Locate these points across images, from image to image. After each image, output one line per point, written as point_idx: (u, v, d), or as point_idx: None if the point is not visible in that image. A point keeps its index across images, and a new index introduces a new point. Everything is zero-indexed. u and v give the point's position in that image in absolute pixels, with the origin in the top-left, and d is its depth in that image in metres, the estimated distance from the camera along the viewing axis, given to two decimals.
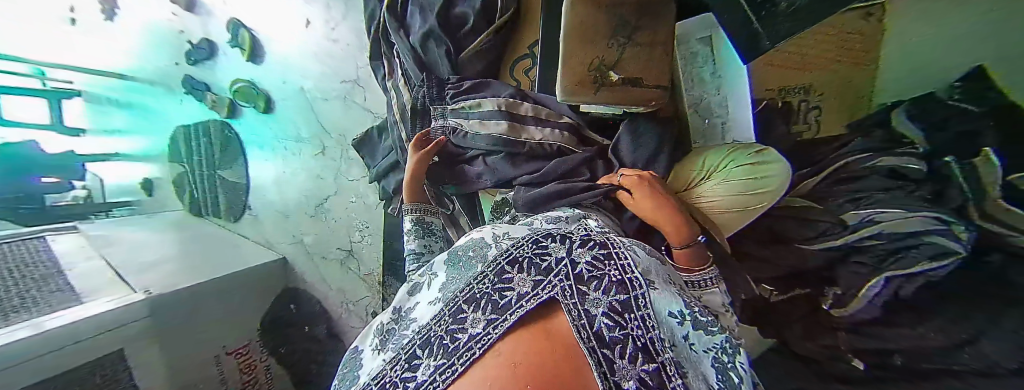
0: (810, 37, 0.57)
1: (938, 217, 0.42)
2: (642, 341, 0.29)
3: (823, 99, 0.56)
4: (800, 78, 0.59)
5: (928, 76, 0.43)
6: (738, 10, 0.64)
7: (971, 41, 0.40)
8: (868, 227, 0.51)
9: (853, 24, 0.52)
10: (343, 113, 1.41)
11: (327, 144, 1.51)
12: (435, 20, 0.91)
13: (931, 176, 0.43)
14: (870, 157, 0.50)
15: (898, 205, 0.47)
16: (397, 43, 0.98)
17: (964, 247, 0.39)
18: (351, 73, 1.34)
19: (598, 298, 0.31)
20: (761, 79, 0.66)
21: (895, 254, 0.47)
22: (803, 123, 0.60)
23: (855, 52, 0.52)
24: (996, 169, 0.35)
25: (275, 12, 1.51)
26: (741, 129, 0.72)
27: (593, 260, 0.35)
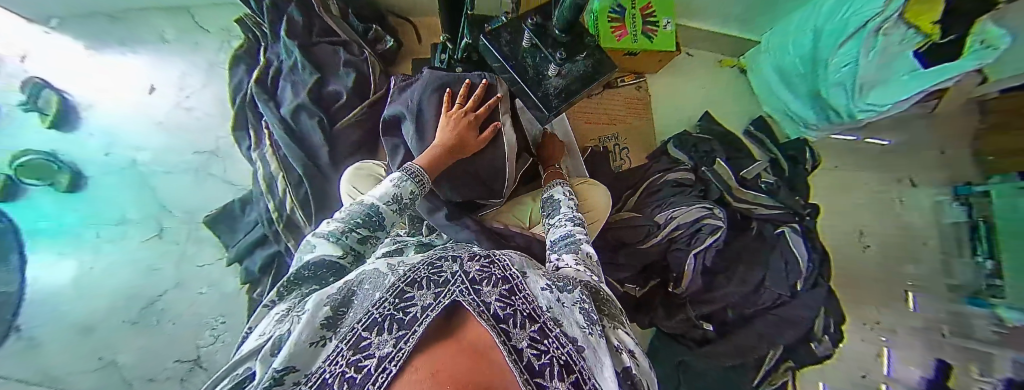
0: (601, 106, 1.03)
1: (706, 206, 0.76)
2: (528, 313, 0.27)
3: (627, 141, 1.03)
4: (611, 131, 1.02)
5: (686, 113, 1.05)
6: (606, 105, 1.02)
7: (690, 97, 1.06)
8: (671, 222, 0.77)
9: (625, 92, 1.04)
10: (194, 189, 0.99)
11: (167, 223, 0.96)
12: (308, 92, 0.73)
13: (700, 180, 0.85)
14: (664, 173, 0.87)
15: (685, 202, 0.78)
16: (263, 114, 0.76)
17: (723, 220, 0.74)
18: (207, 144, 1.03)
19: (490, 290, 0.28)
20: (584, 134, 1.00)
21: (693, 234, 0.75)
22: (621, 159, 1.01)
23: (635, 109, 1.04)
24: (727, 168, 0.83)
25: (81, 72, 1.01)
26: (590, 170, 0.92)
27: (481, 268, 0.31)
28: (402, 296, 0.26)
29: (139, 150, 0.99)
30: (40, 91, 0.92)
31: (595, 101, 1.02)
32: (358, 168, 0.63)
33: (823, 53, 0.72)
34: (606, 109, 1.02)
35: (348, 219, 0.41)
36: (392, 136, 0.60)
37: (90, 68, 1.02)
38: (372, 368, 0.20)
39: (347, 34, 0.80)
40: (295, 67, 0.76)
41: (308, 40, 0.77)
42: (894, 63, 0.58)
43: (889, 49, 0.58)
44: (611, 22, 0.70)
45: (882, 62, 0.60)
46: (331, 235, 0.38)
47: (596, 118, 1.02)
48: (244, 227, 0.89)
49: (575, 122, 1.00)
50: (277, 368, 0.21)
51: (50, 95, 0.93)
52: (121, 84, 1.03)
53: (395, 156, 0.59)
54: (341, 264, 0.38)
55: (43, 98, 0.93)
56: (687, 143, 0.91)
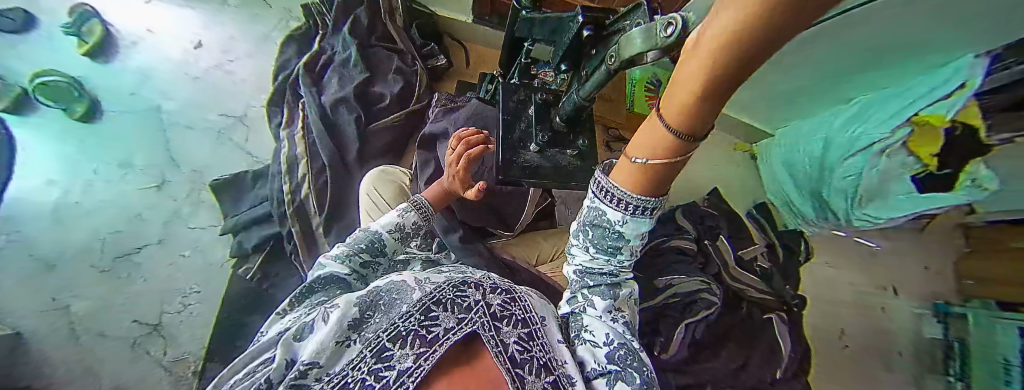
0: None
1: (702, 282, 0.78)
2: (544, 360, 0.27)
3: None
4: None
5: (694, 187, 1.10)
6: None
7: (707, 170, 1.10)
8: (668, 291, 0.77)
9: None
10: (208, 149, 0.99)
11: (170, 174, 0.94)
12: (353, 89, 0.76)
13: (700, 251, 0.86)
14: (667, 239, 0.87)
15: (683, 273, 0.80)
16: (303, 96, 0.78)
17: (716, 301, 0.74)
18: (237, 109, 1.04)
19: (512, 329, 0.28)
20: None
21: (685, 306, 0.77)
22: None
23: None
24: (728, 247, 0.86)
25: (131, 11, 1.05)
26: None
27: (507, 302, 0.30)
28: (428, 313, 0.26)
29: (166, 98, 1.00)
30: (87, 21, 0.99)
31: None
32: (383, 171, 0.64)
33: (830, 159, 0.77)
34: None
35: (353, 244, 0.42)
36: (427, 150, 0.62)
37: (141, 12, 1.06)
38: (392, 382, 0.22)
39: (403, 44, 0.86)
40: (347, 62, 0.80)
41: (366, 42, 0.82)
42: (893, 181, 0.63)
43: (890, 169, 0.63)
44: None
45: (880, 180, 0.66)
46: (339, 257, 0.39)
47: None
48: (250, 200, 0.89)
49: None
50: (302, 364, 0.22)
51: (94, 25, 0.99)
52: (167, 30, 1.06)
53: (425, 171, 0.60)
54: (348, 281, 0.38)
55: (86, 27, 0.99)
56: (693, 213, 0.92)
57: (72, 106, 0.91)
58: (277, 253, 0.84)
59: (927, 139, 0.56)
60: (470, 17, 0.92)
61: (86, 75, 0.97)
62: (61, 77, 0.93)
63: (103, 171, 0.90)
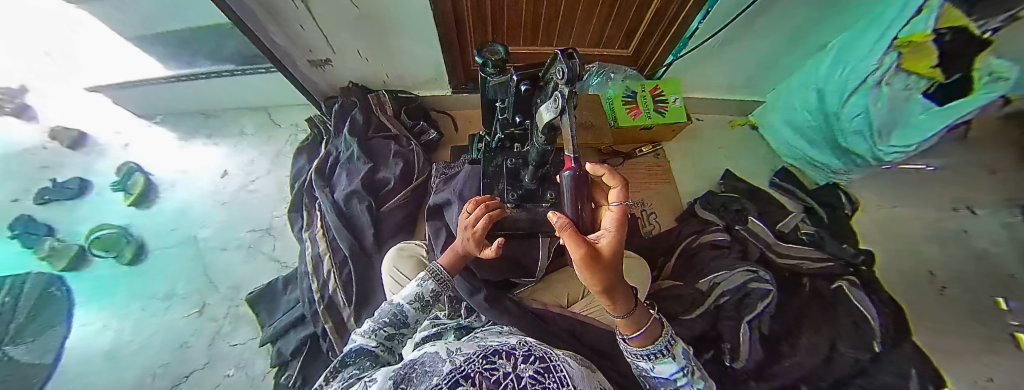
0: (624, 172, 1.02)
1: (751, 268, 0.71)
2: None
3: (653, 207, 0.99)
4: (636, 197, 1.00)
5: (705, 177, 1.07)
6: (631, 170, 1.03)
7: (710, 157, 1.09)
8: (716, 287, 0.70)
9: (647, 160, 1.06)
10: (241, 264, 1.04)
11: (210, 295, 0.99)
12: (361, 180, 0.82)
13: (737, 239, 0.82)
14: (697, 235, 0.85)
15: (726, 266, 0.74)
16: (318, 198, 0.84)
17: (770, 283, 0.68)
18: (264, 221, 1.11)
19: None
20: None
21: (742, 301, 0.67)
22: (651, 224, 0.97)
23: (658, 173, 1.04)
24: (762, 227, 0.82)
25: (168, 158, 1.18)
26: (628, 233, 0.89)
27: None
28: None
29: (201, 227, 1.09)
30: (131, 175, 1.12)
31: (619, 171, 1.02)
32: (400, 248, 0.67)
33: (831, 106, 0.82)
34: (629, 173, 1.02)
35: (379, 318, 0.43)
36: (437, 220, 0.64)
37: (177, 155, 1.19)
38: None
39: (397, 128, 0.93)
40: (351, 157, 0.87)
41: (365, 136, 0.90)
42: (906, 105, 0.67)
43: (897, 96, 0.67)
44: (625, 104, 0.85)
45: (892, 109, 0.70)
46: (366, 333, 0.40)
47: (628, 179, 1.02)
48: (284, 306, 0.91)
49: None
50: None
51: (137, 177, 1.12)
52: (198, 169, 1.18)
53: (438, 239, 0.61)
54: (375, 354, 0.38)
55: (131, 181, 1.12)
56: (714, 204, 0.91)
57: (122, 252, 1.02)
58: (314, 353, 0.84)
59: (919, 55, 0.61)
60: (450, 90, 1.01)
61: (130, 221, 1.08)
62: (111, 228, 1.04)
63: (148, 307, 0.96)
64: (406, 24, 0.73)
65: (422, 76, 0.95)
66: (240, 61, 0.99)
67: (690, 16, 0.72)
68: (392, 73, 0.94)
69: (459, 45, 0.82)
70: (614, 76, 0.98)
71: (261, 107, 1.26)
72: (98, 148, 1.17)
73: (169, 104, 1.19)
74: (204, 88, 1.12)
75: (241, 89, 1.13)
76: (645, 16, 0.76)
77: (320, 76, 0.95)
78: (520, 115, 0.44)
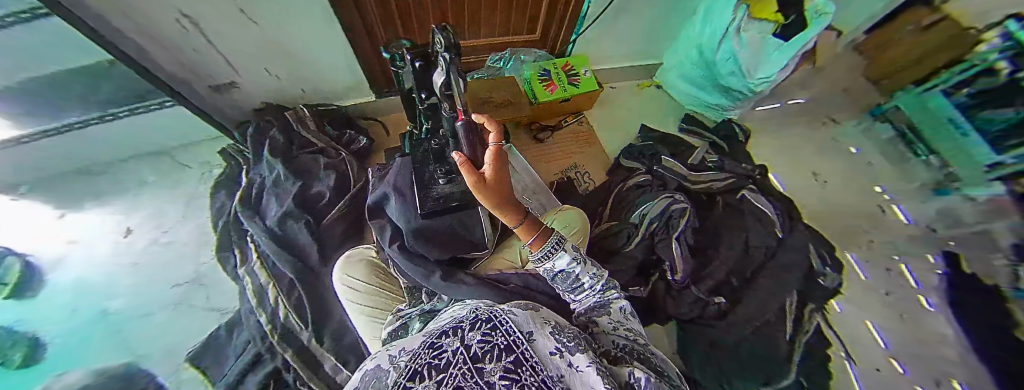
0: (555, 140, 1.09)
1: (670, 194, 0.83)
2: (539, 380, 0.19)
3: (586, 167, 1.06)
4: (569, 161, 1.07)
5: (626, 132, 1.16)
6: (560, 137, 1.10)
7: (627, 115, 1.20)
8: (647, 220, 0.81)
9: (570, 126, 1.13)
10: (169, 325, 0.91)
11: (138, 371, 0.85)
12: (293, 200, 0.78)
13: (657, 177, 0.93)
14: (625, 181, 0.93)
15: (650, 199, 0.85)
16: (248, 229, 0.78)
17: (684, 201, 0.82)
18: (188, 273, 0.98)
19: (494, 364, 0.19)
20: (545, 172, 1.03)
21: (669, 223, 0.81)
22: (585, 182, 1.04)
23: (585, 136, 1.12)
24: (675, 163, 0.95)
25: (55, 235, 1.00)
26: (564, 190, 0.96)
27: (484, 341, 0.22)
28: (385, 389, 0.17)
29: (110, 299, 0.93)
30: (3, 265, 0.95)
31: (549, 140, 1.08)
32: (349, 256, 0.66)
33: (709, 57, 1.00)
34: (559, 141, 1.09)
35: None
36: (378, 217, 0.64)
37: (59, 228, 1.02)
38: None
39: (324, 141, 0.91)
40: (278, 179, 0.82)
41: (290, 155, 0.86)
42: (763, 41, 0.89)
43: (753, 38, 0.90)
44: (542, 81, 0.97)
45: (752, 50, 0.92)
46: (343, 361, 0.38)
47: (561, 149, 1.09)
48: (234, 351, 0.83)
49: (534, 164, 1.04)
50: None
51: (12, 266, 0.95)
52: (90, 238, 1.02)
53: (382, 233, 0.62)
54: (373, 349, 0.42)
55: (6, 265, 0.96)
56: (634, 152, 1.01)
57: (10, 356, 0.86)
58: None
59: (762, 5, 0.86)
60: (374, 95, 1.01)
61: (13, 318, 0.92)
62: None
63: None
64: (307, 30, 0.72)
65: (340, 84, 0.94)
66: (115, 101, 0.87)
67: None
68: (306, 85, 0.92)
69: (370, 46, 0.83)
70: (526, 58, 1.04)
71: (160, 150, 1.10)
72: None
73: (34, 169, 1.00)
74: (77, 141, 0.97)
75: (129, 133, 0.98)
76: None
77: (225, 100, 0.89)
78: (425, 91, 0.48)
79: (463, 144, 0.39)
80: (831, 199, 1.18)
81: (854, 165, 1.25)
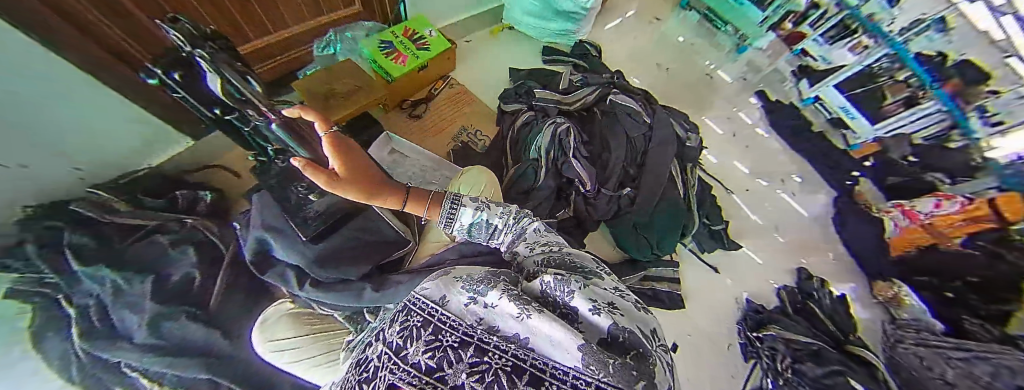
0: (433, 112, 1.07)
1: (555, 121, 0.92)
2: (461, 339, 0.23)
3: (474, 126, 1.08)
4: (456, 126, 1.07)
5: (497, 80, 1.19)
6: (439, 106, 1.08)
7: (492, 63, 1.22)
8: (544, 151, 0.89)
9: (443, 92, 1.11)
10: None
11: None
12: (157, 298, 0.67)
13: (537, 110, 1.01)
14: (515, 124, 0.99)
15: (541, 131, 0.92)
16: (115, 358, 0.64)
17: (560, 120, 0.92)
18: None
19: (415, 347, 0.22)
20: (436, 148, 1.02)
21: (563, 145, 0.90)
22: (478, 139, 1.06)
23: (461, 97, 1.12)
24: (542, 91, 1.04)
25: None
26: (458, 155, 0.98)
27: (403, 331, 0.25)
28: None
29: None
30: None
31: (429, 115, 1.06)
32: (264, 321, 0.59)
33: None
34: (438, 111, 1.08)
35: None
36: (269, 268, 0.58)
37: None
38: None
39: (161, 217, 0.79)
40: (121, 287, 0.67)
41: (120, 255, 0.69)
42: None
43: None
44: (387, 55, 0.93)
45: None
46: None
47: (445, 118, 1.07)
48: None
49: (423, 144, 1.02)
50: None
51: None
52: None
53: (287, 279, 0.56)
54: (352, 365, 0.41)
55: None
56: (509, 94, 1.05)
57: None
58: None
59: None
60: (190, 137, 0.88)
61: None
62: None
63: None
64: (49, 88, 0.54)
65: (135, 134, 0.76)
66: None
67: None
68: (88, 157, 0.71)
69: (128, 71, 0.65)
70: (356, 34, 1.00)
71: None
72: None
73: None
74: None
75: None
76: None
77: None
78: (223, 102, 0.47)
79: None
80: (673, 80, 1.47)
81: (682, 47, 1.56)
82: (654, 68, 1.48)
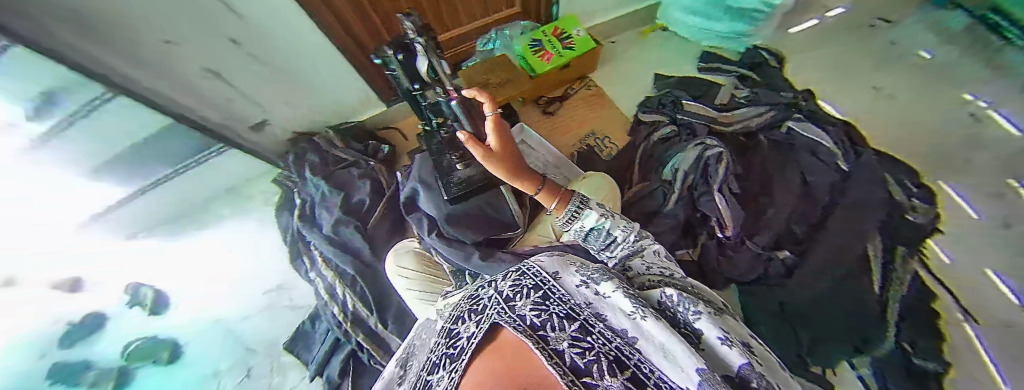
0: (566, 110, 1.09)
1: (703, 142, 0.82)
2: (564, 310, 0.22)
3: (603, 131, 1.05)
4: (585, 128, 1.06)
5: (639, 86, 1.12)
6: (572, 104, 1.10)
7: (636, 64, 1.15)
8: (679, 174, 0.81)
9: (580, 93, 1.12)
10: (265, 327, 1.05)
11: (246, 367, 1.01)
12: (341, 209, 0.92)
13: (682, 126, 0.91)
14: (650, 137, 0.92)
15: (682, 151, 0.83)
16: (310, 239, 0.92)
17: (716, 143, 0.82)
18: (270, 281, 1.12)
19: (523, 300, 0.24)
20: (562, 144, 1.04)
21: (708, 173, 0.80)
22: (606, 146, 1.03)
23: (596, 98, 1.10)
24: (695, 104, 0.93)
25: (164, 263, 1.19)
26: (582, 157, 0.97)
27: (513, 285, 0.27)
28: (451, 340, 0.24)
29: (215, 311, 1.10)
30: None
31: (561, 113, 1.08)
32: (397, 249, 0.74)
33: None
34: (571, 110, 1.09)
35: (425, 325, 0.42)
36: (414, 211, 0.72)
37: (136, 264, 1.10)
38: None
39: (352, 155, 1.02)
40: (324, 194, 0.95)
41: (330, 171, 0.98)
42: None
43: None
44: (535, 52, 0.99)
45: None
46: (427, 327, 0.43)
47: (576, 116, 1.08)
48: (318, 341, 0.97)
49: (550, 140, 1.05)
50: None
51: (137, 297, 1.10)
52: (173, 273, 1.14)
53: (422, 224, 0.69)
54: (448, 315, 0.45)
55: (141, 295, 1.07)
56: (651, 104, 0.98)
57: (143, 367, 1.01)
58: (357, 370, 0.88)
59: None
60: (384, 104, 1.11)
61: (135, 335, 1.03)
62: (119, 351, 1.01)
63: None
64: (308, 50, 0.82)
65: (354, 101, 1.05)
66: None
67: None
68: (323, 110, 1.03)
69: (364, 55, 0.91)
70: (512, 33, 1.08)
71: None
72: None
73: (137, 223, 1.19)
74: None
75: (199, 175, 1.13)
76: None
77: (262, 137, 1.01)
78: (417, 81, 0.54)
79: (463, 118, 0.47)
80: (905, 110, 1.04)
81: (925, 61, 1.11)
82: (867, 83, 1.10)
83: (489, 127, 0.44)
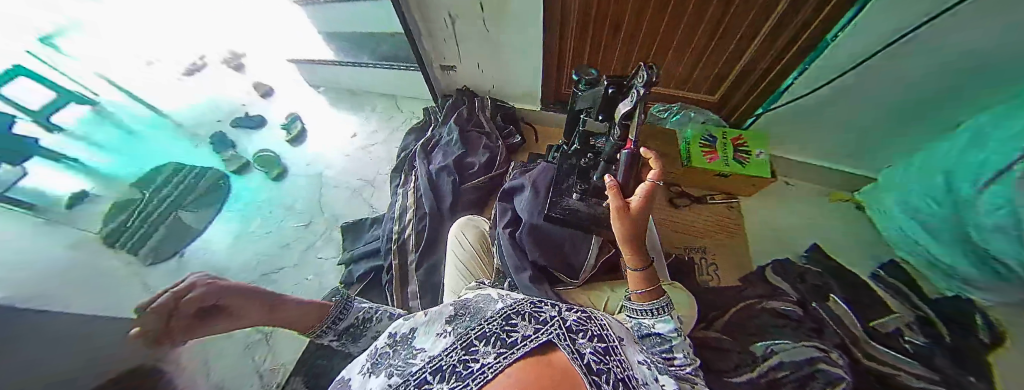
0: (692, 214, 1.06)
1: (819, 346, 0.64)
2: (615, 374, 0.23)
3: (714, 257, 0.99)
4: (698, 241, 1.02)
5: (780, 245, 1.04)
6: (701, 214, 1.06)
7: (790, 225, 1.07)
8: (771, 358, 0.65)
9: (716, 209, 1.07)
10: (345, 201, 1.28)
11: (314, 218, 1.24)
12: (453, 161, 1.04)
13: (809, 315, 0.76)
14: (761, 300, 0.80)
15: (788, 337, 0.69)
16: (417, 166, 1.07)
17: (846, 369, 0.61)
18: (369, 175, 1.35)
19: (584, 340, 0.24)
20: (667, 239, 1.01)
21: (808, 380, 0.60)
22: (707, 272, 0.97)
23: (728, 225, 1.05)
24: (842, 304, 0.78)
25: (323, 116, 1.53)
26: (677, 261, 0.92)
27: (578, 316, 0.28)
28: (508, 320, 0.27)
29: (328, 166, 1.38)
30: (293, 120, 1.48)
31: (686, 211, 1.05)
32: (469, 220, 0.81)
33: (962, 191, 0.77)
34: (697, 216, 1.05)
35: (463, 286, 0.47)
36: (506, 201, 0.78)
37: (325, 113, 1.53)
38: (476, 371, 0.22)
39: (490, 127, 1.14)
40: (449, 143, 1.10)
41: (465, 128, 1.12)
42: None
43: None
44: (702, 147, 0.96)
45: None
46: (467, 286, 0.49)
47: (697, 226, 1.04)
48: (365, 239, 1.13)
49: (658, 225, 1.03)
50: None
51: (297, 123, 1.47)
52: (328, 126, 1.49)
53: (505, 218, 0.74)
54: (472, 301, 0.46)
55: (293, 125, 1.47)
56: (786, 271, 0.90)
57: (271, 169, 1.34)
58: (375, 283, 1.00)
59: None
60: (539, 106, 1.20)
61: (283, 151, 1.41)
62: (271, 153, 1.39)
63: (278, 211, 1.25)
64: (527, 42, 0.93)
65: (518, 90, 1.16)
66: (388, 57, 1.34)
67: (786, 69, 0.82)
68: (496, 83, 1.15)
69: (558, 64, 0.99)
70: (694, 117, 1.06)
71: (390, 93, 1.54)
72: (227, 105, 1.50)
73: (331, 80, 1.57)
74: (355, 71, 1.47)
75: (385, 75, 1.43)
76: (743, 58, 0.83)
77: (443, 78, 1.20)
78: (604, 116, 0.53)
79: (621, 170, 0.48)
80: None
81: None
82: None
83: (638, 190, 0.43)
